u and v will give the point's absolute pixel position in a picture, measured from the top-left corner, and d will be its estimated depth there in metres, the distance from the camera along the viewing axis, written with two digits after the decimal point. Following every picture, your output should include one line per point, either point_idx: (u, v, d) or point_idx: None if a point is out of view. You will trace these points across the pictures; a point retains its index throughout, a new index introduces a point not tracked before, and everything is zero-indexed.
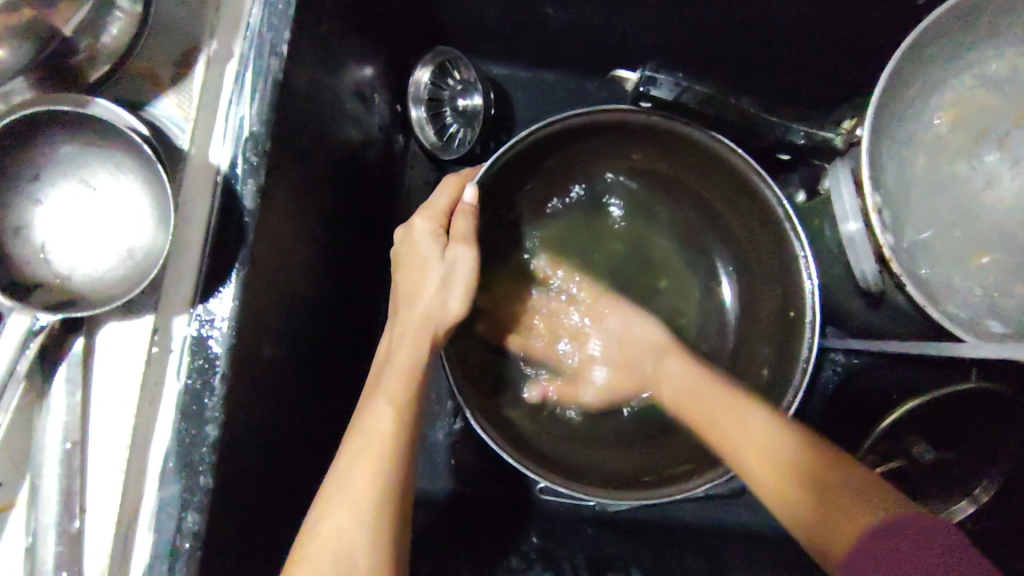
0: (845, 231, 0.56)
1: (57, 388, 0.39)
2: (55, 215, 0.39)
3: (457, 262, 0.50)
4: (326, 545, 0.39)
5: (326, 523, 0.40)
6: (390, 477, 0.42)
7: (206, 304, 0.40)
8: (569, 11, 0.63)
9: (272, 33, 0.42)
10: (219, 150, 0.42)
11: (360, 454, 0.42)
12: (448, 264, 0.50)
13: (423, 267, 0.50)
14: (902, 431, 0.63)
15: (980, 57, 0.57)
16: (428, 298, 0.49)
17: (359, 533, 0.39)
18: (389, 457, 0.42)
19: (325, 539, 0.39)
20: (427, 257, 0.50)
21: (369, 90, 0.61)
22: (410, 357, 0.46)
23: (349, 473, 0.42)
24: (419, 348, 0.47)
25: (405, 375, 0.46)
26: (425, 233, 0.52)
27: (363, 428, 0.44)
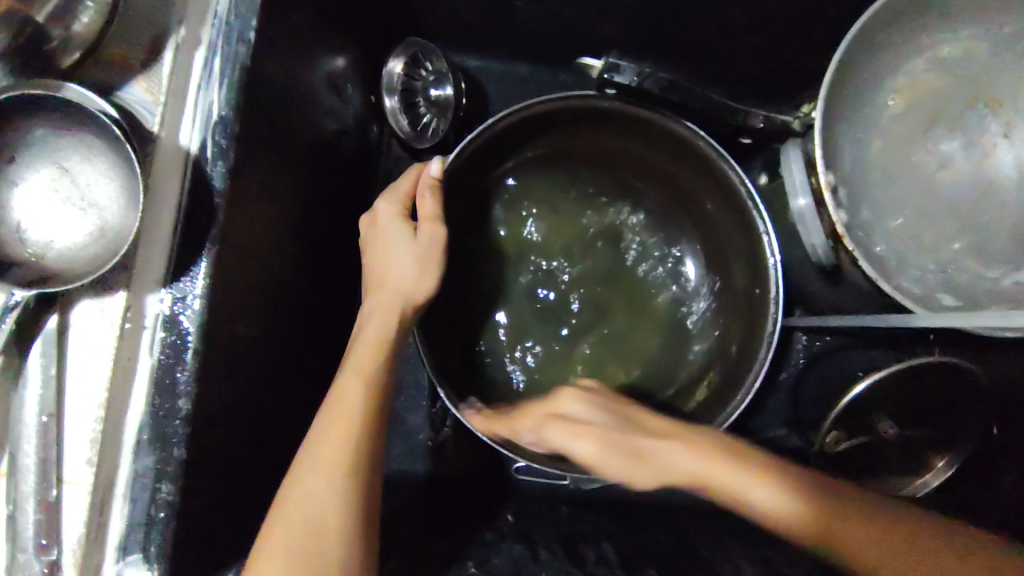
0: (796, 207, 0.59)
1: (33, 362, 0.40)
2: (29, 198, 0.40)
3: (429, 244, 0.52)
4: (300, 506, 0.41)
5: (300, 486, 0.41)
6: (359, 448, 0.43)
7: (179, 284, 0.42)
8: (536, 2, 0.64)
9: (239, 21, 0.44)
10: (188, 132, 0.43)
11: (330, 424, 0.43)
12: (421, 245, 0.52)
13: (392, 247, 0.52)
14: (865, 407, 0.65)
15: (932, 40, 0.59)
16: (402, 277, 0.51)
17: (332, 492, 0.41)
18: (355, 429, 0.43)
19: (299, 500, 0.41)
20: (397, 241, 0.52)
21: (342, 80, 0.63)
22: (379, 334, 0.48)
23: (320, 439, 0.43)
24: (389, 326, 0.48)
25: (372, 351, 0.47)
26: (391, 215, 0.53)
27: (331, 400, 0.45)
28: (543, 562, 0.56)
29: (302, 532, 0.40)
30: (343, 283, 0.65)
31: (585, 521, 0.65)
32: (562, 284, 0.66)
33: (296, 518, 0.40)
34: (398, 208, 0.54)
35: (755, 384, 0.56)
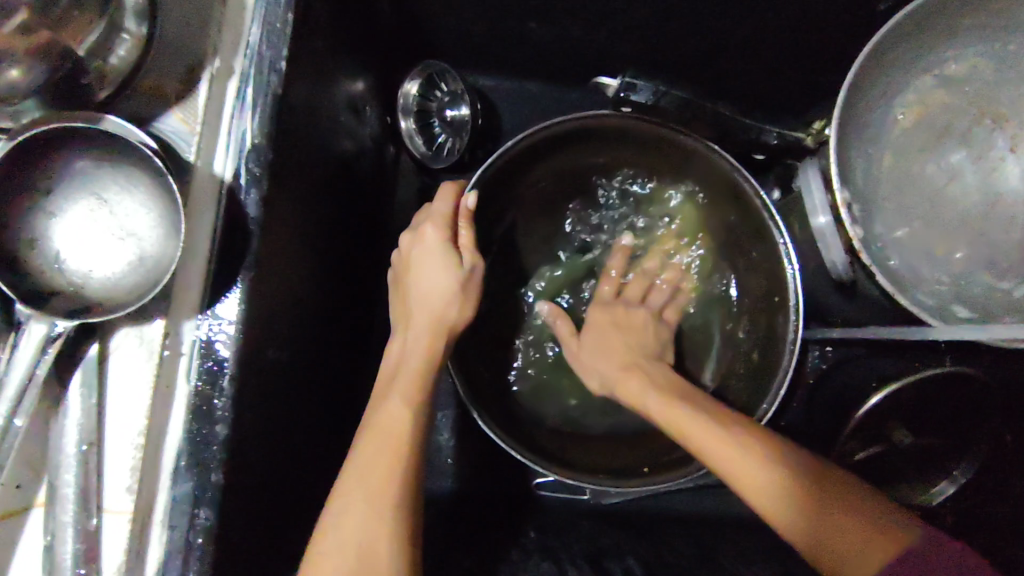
0: (816, 225, 0.60)
1: (73, 393, 0.40)
2: (71, 228, 0.41)
3: (474, 269, 0.54)
4: (352, 531, 0.41)
5: (350, 511, 0.42)
6: (406, 470, 0.44)
7: (213, 308, 0.42)
8: (549, 24, 0.66)
9: (271, 51, 0.44)
10: (223, 161, 0.44)
11: (379, 451, 0.44)
12: (467, 270, 0.53)
13: (434, 270, 0.53)
14: (882, 418, 0.65)
15: (940, 58, 0.61)
16: (445, 298, 0.52)
17: (383, 516, 0.42)
18: (404, 452, 0.44)
19: (351, 525, 0.41)
20: (441, 262, 0.53)
21: (361, 103, 0.64)
22: (423, 359, 0.50)
23: (368, 466, 0.44)
24: (433, 351, 0.50)
25: (416, 374, 0.49)
26: (434, 241, 0.54)
27: (378, 426, 0.45)
28: None
29: (352, 557, 0.40)
30: (365, 303, 0.66)
31: (608, 535, 0.65)
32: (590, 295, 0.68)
33: (344, 541, 0.41)
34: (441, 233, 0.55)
35: (782, 390, 0.57)
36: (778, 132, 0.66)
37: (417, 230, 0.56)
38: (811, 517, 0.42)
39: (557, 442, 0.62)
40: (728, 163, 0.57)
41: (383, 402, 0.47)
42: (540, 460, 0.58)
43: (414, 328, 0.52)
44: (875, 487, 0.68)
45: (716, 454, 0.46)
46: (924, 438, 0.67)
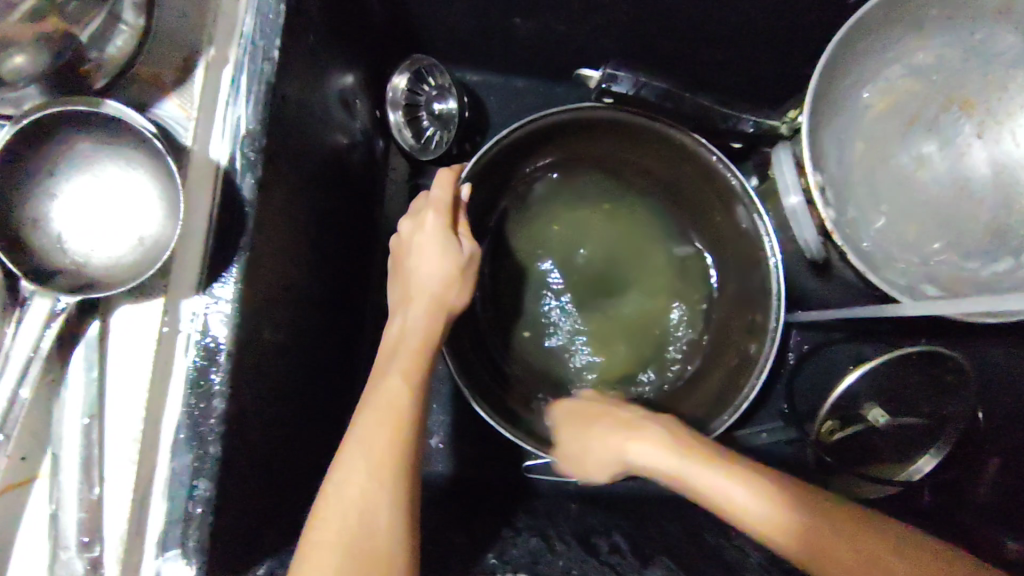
0: (788, 205, 0.63)
1: (76, 365, 0.42)
2: (70, 207, 0.42)
3: (472, 254, 0.57)
4: (355, 498, 0.43)
5: (352, 481, 0.43)
6: (407, 444, 0.46)
7: (210, 288, 0.44)
8: (534, 19, 0.68)
9: (263, 41, 0.46)
10: (218, 146, 0.46)
11: (381, 425, 0.46)
12: (467, 254, 0.56)
13: (435, 255, 0.55)
14: (852, 398, 0.70)
15: (908, 48, 0.64)
16: (443, 284, 0.54)
17: (385, 486, 0.43)
18: (405, 425, 0.46)
19: (354, 493, 0.43)
20: (440, 251, 0.55)
21: (351, 96, 0.66)
22: (421, 341, 0.52)
23: (370, 436, 0.45)
24: (431, 333, 0.53)
25: (415, 353, 0.51)
26: (432, 224, 0.56)
27: (379, 401, 0.47)
28: (560, 552, 0.58)
29: (354, 524, 0.42)
30: (356, 292, 0.68)
31: (596, 515, 0.67)
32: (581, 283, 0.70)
33: (348, 508, 0.42)
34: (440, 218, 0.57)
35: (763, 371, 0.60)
36: (752, 119, 0.68)
37: (416, 215, 0.57)
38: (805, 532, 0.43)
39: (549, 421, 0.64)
40: (713, 154, 0.60)
41: (383, 378, 0.49)
42: (529, 438, 0.60)
43: (413, 311, 0.54)
44: (853, 467, 0.72)
45: (761, 519, 0.44)
46: (897, 420, 0.70)
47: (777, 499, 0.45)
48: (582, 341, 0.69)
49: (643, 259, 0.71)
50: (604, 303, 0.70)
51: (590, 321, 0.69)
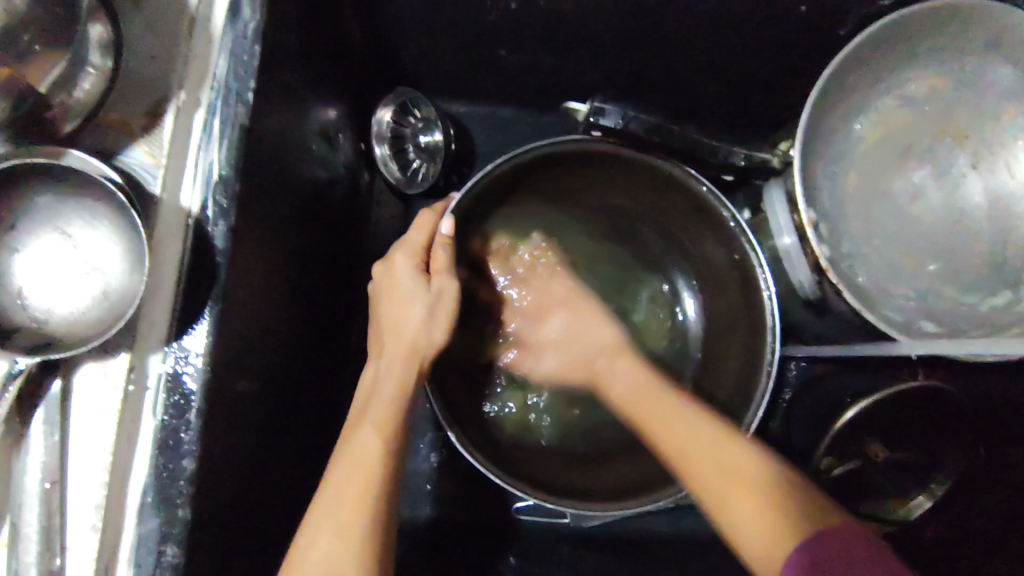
0: (782, 245, 0.61)
1: (36, 430, 0.40)
2: (33, 263, 0.41)
3: (442, 294, 0.54)
4: (317, 561, 0.41)
5: (318, 543, 0.41)
6: (377, 500, 0.43)
7: (179, 341, 0.42)
8: (520, 51, 0.67)
9: (238, 82, 0.45)
10: (189, 192, 0.44)
11: (350, 481, 0.44)
12: (433, 296, 0.54)
13: (408, 298, 0.54)
14: (856, 431, 0.67)
15: (899, 79, 0.63)
16: (417, 326, 0.53)
17: (354, 549, 0.41)
18: (376, 480, 0.44)
19: (317, 557, 0.41)
20: (410, 298, 0.54)
21: (333, 130, 0.64)
22: (395, 389, 0.50)
23: (340, 493, 0.43)
24: (407, 378, 0.50)
25: (388, 403, 0.49)
26: (406, 268, 0.55)
27: (349, 455, 0.45)
28: None
29: None
30: (339, 332, 0.66)
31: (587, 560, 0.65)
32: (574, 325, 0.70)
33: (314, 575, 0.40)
34: (413, 261, 0.56)
35: (761, 411, 0.57)
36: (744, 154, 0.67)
37: (390, 259, 0.57)
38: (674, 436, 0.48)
39: (536, 463, 0.63)
40: (704, 186, 0.58)
41: (356, 431, 0.47)
42: (519, 482, 0.58)
43: (388, 357, 0.52)
44: (849, 502, 0.70)
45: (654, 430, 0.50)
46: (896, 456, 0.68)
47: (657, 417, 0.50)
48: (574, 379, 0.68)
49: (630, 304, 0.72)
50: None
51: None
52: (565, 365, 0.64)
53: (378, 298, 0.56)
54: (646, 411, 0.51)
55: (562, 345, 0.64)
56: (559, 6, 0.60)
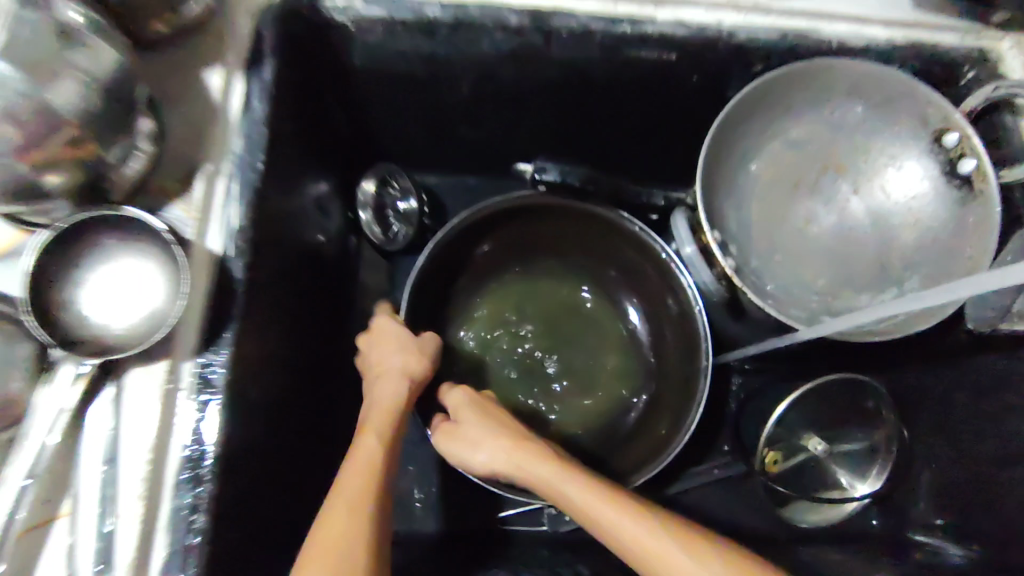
0: (686, 254, 0.74)
1: (98, 419, 0.51)
2: (93, 293, 0.52)
3: (427, 341, 0.68)
4: (332, 535, 0.49)
5: (331, 522, 0.50)
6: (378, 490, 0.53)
7: (209, 352, 0.53)
8: (476, 129, 0.82)
9: (250, 155, 0.59)
10: (214, 239, 0.57)
11: (359, 474, 0.53)
12: (424, 340, 0.67)
13: (395, 341, 0.66)
14: (791, 428, 0.80)
15: (781, 127, 0.77)
16: (408, 359, 0.65)
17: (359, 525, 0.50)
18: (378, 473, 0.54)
19: (332, 532, 0.49)
20: (399, 339, 0.67)
21: (325, 201, 0.78)
22: (391, 403, 0.61)
23: (349, 482, 0.53)
24: (399, 395, 0.62)
25: (387, 414, 0.60)
26: (392, 320, 0.68)
27: (355, 456, 0.55)
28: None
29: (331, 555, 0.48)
30: (333, 366, 0.78)
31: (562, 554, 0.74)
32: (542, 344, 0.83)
33: (330, 545, 0.49)
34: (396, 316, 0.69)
35: (699, 408, 0.70)
36: None
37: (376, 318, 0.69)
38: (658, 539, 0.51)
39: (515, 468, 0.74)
40: (636, 226, 0.72)
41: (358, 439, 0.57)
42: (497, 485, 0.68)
43: (381, 382, 0.63)
44: (807, 489, 0.81)
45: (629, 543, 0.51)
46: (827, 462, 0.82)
47: (629, 534, 0.52)
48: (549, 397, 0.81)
49: (584, 318, 0.84)
50: (564, 380, 0.82)
51: (551, 391, 0.82)
52: (532, 482, 0.58)
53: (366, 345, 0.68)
54: (604, 517, 0.53)
55: (471, 453, 0.62)
56: (502, 90, 0.76)
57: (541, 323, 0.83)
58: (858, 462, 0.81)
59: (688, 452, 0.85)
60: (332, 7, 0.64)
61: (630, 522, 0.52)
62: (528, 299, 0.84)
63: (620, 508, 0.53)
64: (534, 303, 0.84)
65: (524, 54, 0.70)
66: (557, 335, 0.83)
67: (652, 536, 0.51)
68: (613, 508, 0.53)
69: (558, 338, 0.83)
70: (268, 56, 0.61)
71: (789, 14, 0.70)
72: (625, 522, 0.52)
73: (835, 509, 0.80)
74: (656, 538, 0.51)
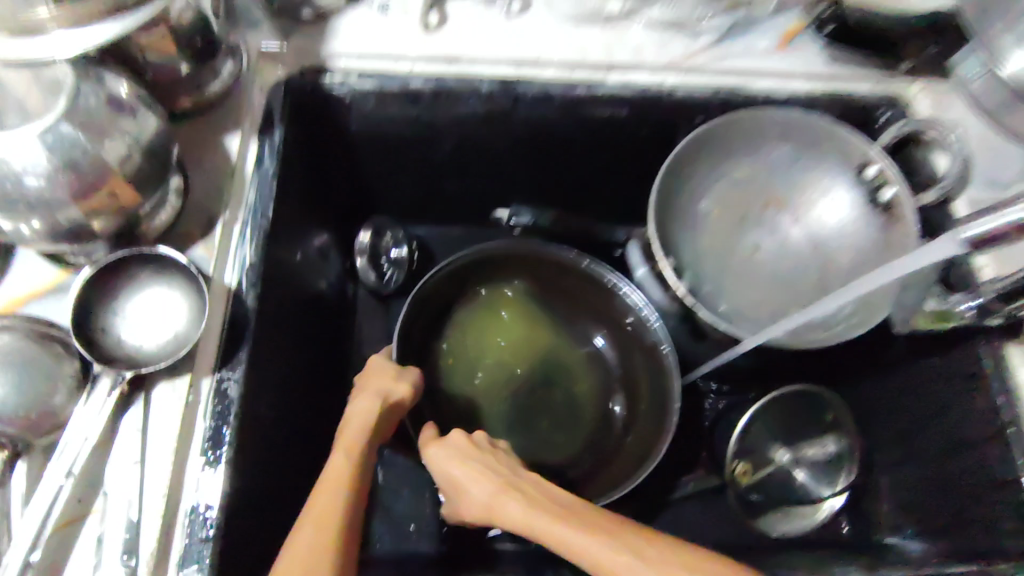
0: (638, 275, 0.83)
1: (128, 427, 0.59)
2: (129, 320, 0.61)
3: (410, 372, 0.74)
4: (302, 542, 0.55)
5: (303, 533, 0.56)
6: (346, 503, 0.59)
7: (225, 369, 0.62)
8: (459, 183, 0.94)
9: (261, 205, 0.69)
10: (230, 274, 0.66)
11: (329, 489, 0.59)
12: (406, 371, 0.74)
13: (379, 372, 0.73)
14: (756, 439, 0.87)
15: (724, 169, 0.88)
16: (392, 385, 0.71)
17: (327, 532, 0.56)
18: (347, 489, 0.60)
19: (304, 539, 0.55)
20: (384, 368, 0.73)
21: (325, 249, 0.89)
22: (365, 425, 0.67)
23: (321, 497, 0.59)
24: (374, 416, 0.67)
25: (357, 435, 0.65)
26: (382, 358, 0.75)
27: (327, 475, 0.61)
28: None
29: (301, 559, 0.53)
30: (328, 398, 0.86)
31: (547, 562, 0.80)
32: (519, 372, 0.91)
33: (300, 561, 0.53)
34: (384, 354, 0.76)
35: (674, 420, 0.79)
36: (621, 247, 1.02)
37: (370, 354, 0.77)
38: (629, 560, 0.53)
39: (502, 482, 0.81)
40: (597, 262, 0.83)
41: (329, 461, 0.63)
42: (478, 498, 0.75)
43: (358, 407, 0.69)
44: (780, 499, 0.85)
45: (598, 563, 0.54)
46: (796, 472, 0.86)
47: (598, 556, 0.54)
48: (532, 419, 0.89)
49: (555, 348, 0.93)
50: (545, 413, 0.90)
51: (535, 423, 0.89)
52: (494, 508, 0.62)
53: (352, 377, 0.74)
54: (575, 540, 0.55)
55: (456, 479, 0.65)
56: (480, 148, 0.87)
57: (517, 353, 0.92)
58: (826, 471, 0.86)
59: (663, 468, 0.92)
60: (331, 83, 0.77)
61: (597, 543, 0.54)
62: (504, 332, 0.92)
63: (590, 531, 0.56)
64: (510, 334, 0.92)
65: (496, 116, 0.82)
66: (533, 363, 0.92)
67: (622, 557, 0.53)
68: (568, 524, 0.56)
69: (534, 365, 0.92)
70: (276, 124, 0.73)
71: (721, 73, 0.83)
72: (593, 543, 0.55)
73: (804, 519, 0.85)
74: (599, 543, 0.54)
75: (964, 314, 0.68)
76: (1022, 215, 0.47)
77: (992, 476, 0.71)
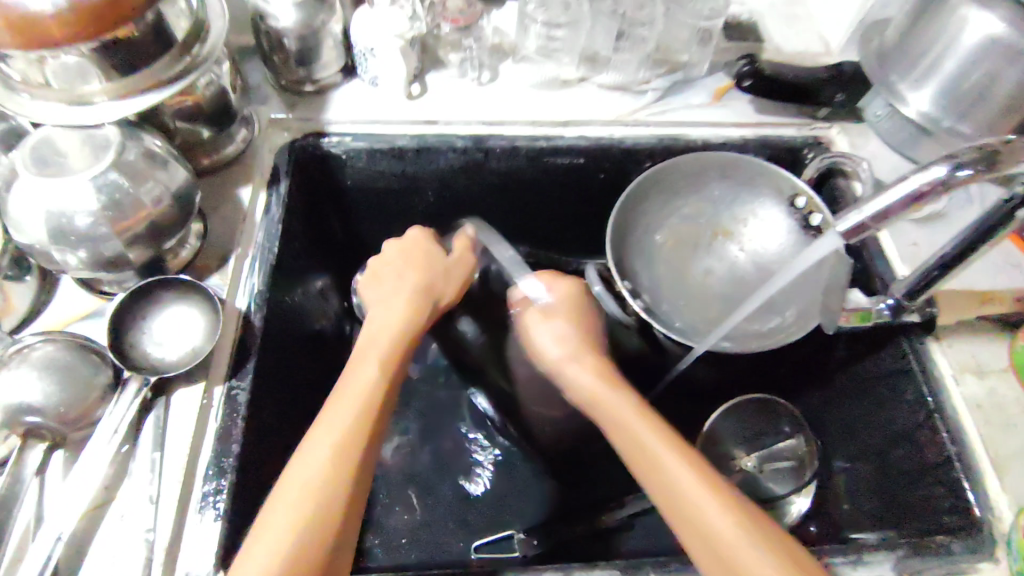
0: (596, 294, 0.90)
1: (149, 426, 0.68)
2: (155, 334, 0.72)
3: (455, 266, 0.83)
4: (310, 462, 0.59)
5: (317, 452, 0.59)
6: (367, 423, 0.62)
7: (235, 379, 0.72)
8: (442, 228, 1.07)
9: (268, 244, 0.82)
10: (241, 299, 0.77)
11: (349, 406, 0.63)
12: (449, 265, 0.82)
13: (429, 261, 0.80)
14: (718, 449, 0.96)
15: (674, 205, 1.00)
16: (432, 280, 0.79)
17: (342, 454, 0.59)
18: (371, 406, 0.63)
19: (313, 461, 0.58)
20: (422, 259, 0.81)
21: (324, 288, 1.01)
22: (402, 325, 0.72)
23: (337, 413, 0.62)
24: (407, 315, 0.74)
25: (393, 339, 0.71)
26: (430, 247, 0.83)
27: (354, 387, 0.65)
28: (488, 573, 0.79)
29: (312, 481, 0.57)
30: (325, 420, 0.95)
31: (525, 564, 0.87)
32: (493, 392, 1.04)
33: (311, 491, 0.57)
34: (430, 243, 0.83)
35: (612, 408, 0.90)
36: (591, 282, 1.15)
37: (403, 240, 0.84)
38: (704, 489, 0.58)
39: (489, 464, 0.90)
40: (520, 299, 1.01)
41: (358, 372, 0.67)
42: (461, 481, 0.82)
43: (399, 297, 0.76)
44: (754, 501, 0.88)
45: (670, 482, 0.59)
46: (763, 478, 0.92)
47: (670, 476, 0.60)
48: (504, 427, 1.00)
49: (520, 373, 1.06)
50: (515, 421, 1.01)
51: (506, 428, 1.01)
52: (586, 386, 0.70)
53: (396, 262, 0.81)
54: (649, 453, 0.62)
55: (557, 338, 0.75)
56: (458, 195, 1.01)
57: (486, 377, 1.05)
58: (789, 476, 0.92)
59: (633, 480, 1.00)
60: (328, 143, 0.91)
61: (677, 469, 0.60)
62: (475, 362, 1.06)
63: (677, 453, 0.61)
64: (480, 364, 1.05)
65: (472, 167, 0.96)
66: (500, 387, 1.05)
67: (694, 484, 0.59)
68: (666, 444, 0.62)
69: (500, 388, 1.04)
70: (283, 178, 0.87)
71: (664, 124, 0.96)
72: (676, 468, 0.60)
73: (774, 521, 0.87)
74: (707, 492, 0.58)
75: (882, 312, 0.77)
76: (875, 209, 0.58)
77: (925, 460, 0.78)
